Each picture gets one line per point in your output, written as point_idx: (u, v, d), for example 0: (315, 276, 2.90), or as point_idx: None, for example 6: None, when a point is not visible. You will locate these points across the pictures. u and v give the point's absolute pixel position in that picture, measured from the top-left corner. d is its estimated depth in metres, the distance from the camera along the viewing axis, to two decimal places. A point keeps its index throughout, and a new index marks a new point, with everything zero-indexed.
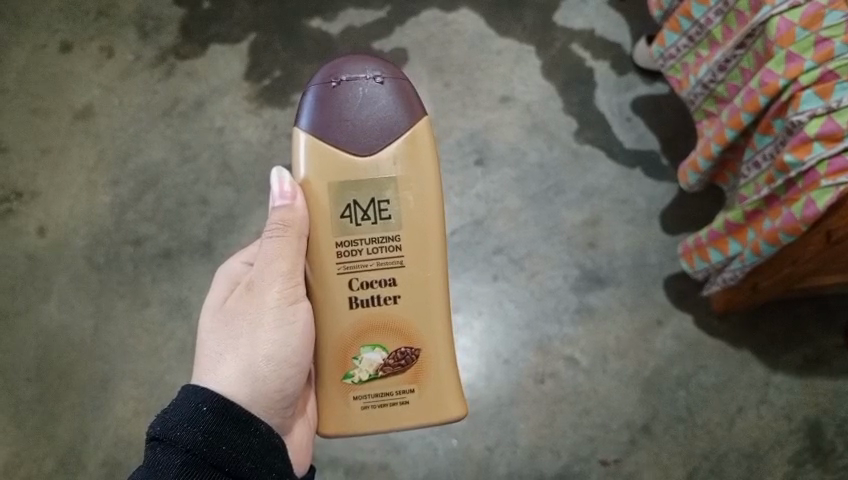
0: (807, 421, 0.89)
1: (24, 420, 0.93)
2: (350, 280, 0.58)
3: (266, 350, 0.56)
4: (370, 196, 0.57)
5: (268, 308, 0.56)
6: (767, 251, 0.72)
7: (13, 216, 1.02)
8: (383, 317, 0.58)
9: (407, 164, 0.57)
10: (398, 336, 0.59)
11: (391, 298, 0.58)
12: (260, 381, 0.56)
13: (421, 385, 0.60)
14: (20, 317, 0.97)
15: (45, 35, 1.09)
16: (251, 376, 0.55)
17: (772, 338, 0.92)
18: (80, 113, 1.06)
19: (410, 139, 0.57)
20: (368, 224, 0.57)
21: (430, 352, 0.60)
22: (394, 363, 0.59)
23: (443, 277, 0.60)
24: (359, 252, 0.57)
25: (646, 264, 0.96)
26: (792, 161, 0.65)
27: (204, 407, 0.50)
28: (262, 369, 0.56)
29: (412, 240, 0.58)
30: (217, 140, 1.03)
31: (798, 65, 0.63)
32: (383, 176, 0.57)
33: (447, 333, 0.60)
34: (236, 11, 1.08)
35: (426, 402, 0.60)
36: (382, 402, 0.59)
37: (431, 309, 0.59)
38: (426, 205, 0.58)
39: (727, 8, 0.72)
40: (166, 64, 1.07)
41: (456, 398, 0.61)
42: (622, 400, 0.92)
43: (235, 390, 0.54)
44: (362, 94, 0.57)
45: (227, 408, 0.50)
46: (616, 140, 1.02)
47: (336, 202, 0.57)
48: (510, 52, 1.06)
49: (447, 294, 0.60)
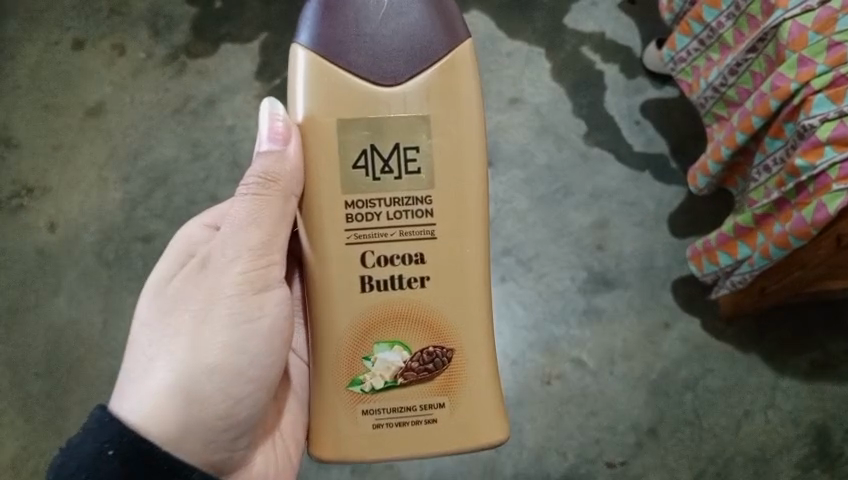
0: (814, 426, 0.89)
1: (33, 415, 0.93)
2: (365, 257, 0.55)
3: (209, 357, 0.54)
4: (395, 143, 0.54)
5: (220, 302, 0.55)
6: (776, 254, 0.73)
7: (24, 211, 1.02)
8: (406, 305, 0.56)
9: (439, 102, 0.54)
10: (424, 333, 0.56)
11: (415, 281, 0.56)
12: (199, 394, 0.54)
13: (446, 396, 0.57)
14: (31, 311, 0.98)
15: (57, 32, 1.10)
16: (186, 388, 0.54)
17: (779, 343, 0.92)
18: (92, 110, 1.06)
19: (441, 68, 0.54)
20: (390, 178, 0.54)
21: (461, 357, 0.57)
22: (417, 368, 0.56)
23: (482, 267, 0.57)
24: (377, 217, 0.55)
25: (654, 267, 0.97)
26: (803, 165, 0.66)
27: (110, 451, 0.50)
28: (202, 382, 0.54)
29: (444, 204, 0.55)
30: (228, 138, 1.03)
31: (810, 69, 0.64)
32: (411, 114, 0.54)
33: (485, 340, 0.58)
34: (248, 10, 1.09)
35: (454, 418, 0.57)
36: (399, 421, 0.56)
37: (463, 300, 0.57)
38: (463, 165, 0.55)
39: (738, 12, 0.72)
40: (177, 62, 1.08)
41: (495, 420, 0.58)
42: (629, 402, 0.92)
43: (166, 409, 0.53)
44: (386, 5, 0.53)
45: (139, 454, 0.51)
46: (625, 143, 1.02)
47: (350, 148, 0.54)
48: (520, 54, 1.07)
49: (483, 291, 0.57)
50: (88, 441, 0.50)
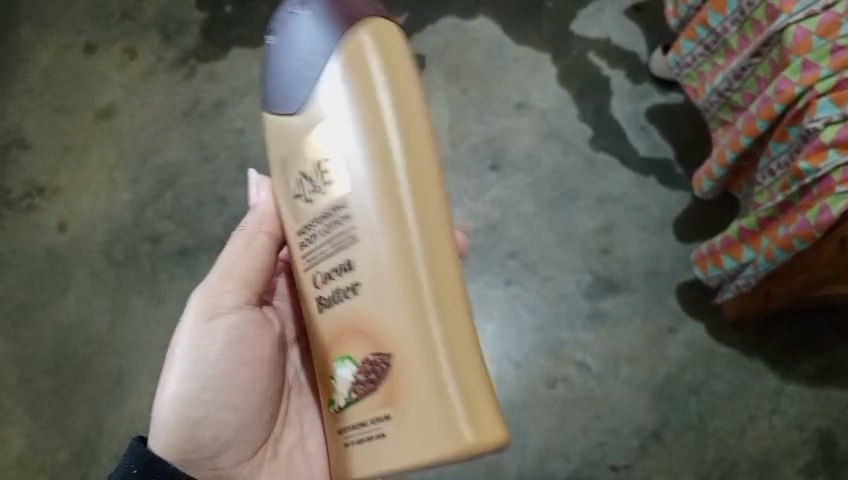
0: (819, 431, 0.89)
1: (41, 412, 0.94)
2: (312, 275, 0.50)
3: (171, 386, 0.57)
4: (319, 164, 0.48)
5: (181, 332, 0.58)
6: (781, 257, 0.73)
7: (35, 211, 1.03)
8: (344, 317, 0.48)
9: (354, 76, 0.47)
10: (364, 343, 0.47)
11: (350, 290, 0.48)
12: (168, 421, 0.56)
13: (399, 409, 0.46)
14: (40, 310, 0.99)
15: (70, 36, 1.12)
16: (159, 412, 0.57)
17: (784, 348, 0.92)
18: (103, 112, 1.08)
19: (354, 58, 0.47)
20: (321, 194, 0.49)
21: (406, 361, 0.46)
22: (365, 380, 0.47)
23: (416, 250, 0.46)
24: (316, 233, 0.49)
25: (660, 271, 0.97)
26: (807, 168, 0.66)
27: (134, 470, 0.53)
28: (166, 406, 0.56)
29: (366, 197, 0.47)
30: (236, 141, 1.04)
31: (814, 73, 0.64)
32: (329, 135, 0.48)
33: (440, 334, 0.45)
34: (257, 15, 1.10)
35: (408, 430, 0.45)
36: (363, 437, 0.48)
37: (397, 295, 0.46)
38: (384, 150, 0.46)
39: (743, 17, 0.73)
40: (187, 65, 1.09)
41: (472, 418, 0.44)
42: (633, 406, 0.92)
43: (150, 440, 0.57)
44: (292, 35, 0.49)
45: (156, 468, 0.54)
46: (631, 148, 1.02)
47: (291, 188, 0.50)
48: (526, 59, 1.08)
49: (424, 277, 0.46)
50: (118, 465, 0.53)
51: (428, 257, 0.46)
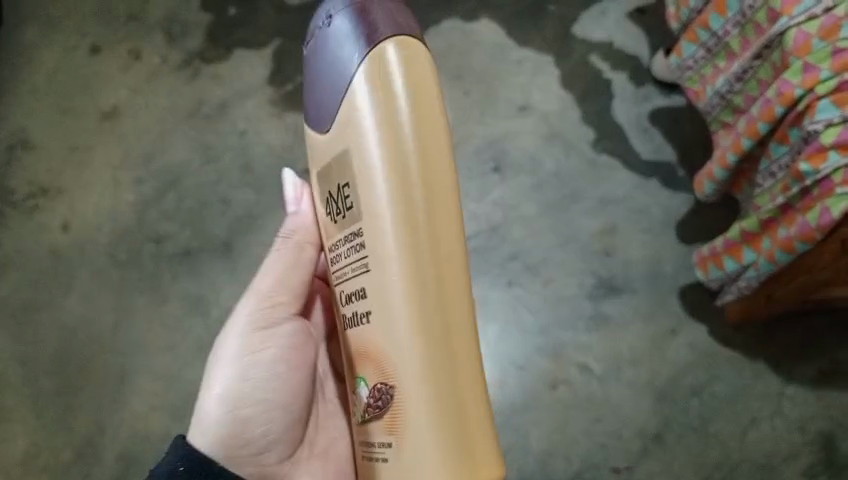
0: (821, 434, 0.89)
1: (43, 411, 0.94)
2: (340, 293, 0.51)
3: (218, 388, 0.57)
4: (338, 183, 0.49)
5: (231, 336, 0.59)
6: (782, 259, 0.73)
7: (39, 212, 1.04)
8: (361, 340, 0.48)
9: (372, 81, 0.45)
10: (374, 369, 0.47)
11: (364, 315, 0.48)
12: (219, 419, 0.57)
13: (398, 439, 0.46)
14: (43, 310, 0.99)
15: (75, 38, 1.13)
16: (208, 411, 0.57)
17: (786, 350, 0.92)
18: (107, 113, 1.08)
19: (371, 72, 0.45)
20: (343, 216, 0.49)
21: (405, 397, 0.45)
22: (374, 404, 0.48)
23: (424, 289, 0.45)
24: (340, 255, 0.50)
25: (661, 273, 0.97)
26: (807, 170, 0.66)
27: (180, 468, 0.52)
28: (217, 405, 0.57)
29: (372, 230, 0.46)
30: (240, 142, 1.05)
31: (814, 75, 0.64)
32: (341, 153, 0.48)
33: (435, 365, 0.44)
34: (261, 17, 1.11)
35: (405, 462, 0.45)
36: (371, 456, 0.49)
37: (399, 332, 0.45)
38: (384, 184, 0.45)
39: (744, 19, 0.73)
40: (192, 67, 1.10)
41: (475, 462, 0.44)
42: (634, 408, 0.92)
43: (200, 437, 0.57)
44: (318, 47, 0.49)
45: (207, 469, 0.53)
46: (633, 150, 1.03)
47: (323, 202, 0.52)
48: (529, 62, 1.08)
49: (430, 315, 0.45)
50: (164, 462, 0.52)
51: (429, 287, 0.45)
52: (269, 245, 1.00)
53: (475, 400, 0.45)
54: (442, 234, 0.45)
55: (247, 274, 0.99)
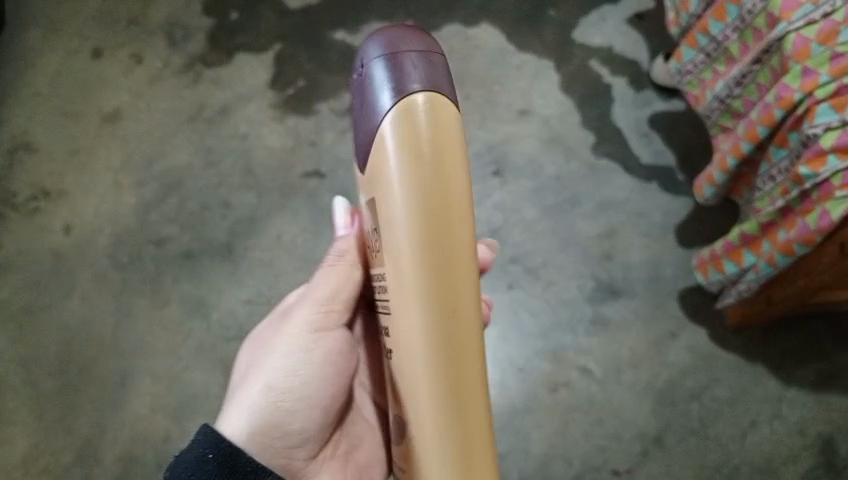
0: (820, 437, 0.89)
1: (43, 413, 0.94)
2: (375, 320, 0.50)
3: (266, 378, 0.54)
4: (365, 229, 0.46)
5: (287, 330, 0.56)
6: (782, 262, 0.73)
7: (41, 214, 1.04)
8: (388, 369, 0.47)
9: (402, 141, 0.40)
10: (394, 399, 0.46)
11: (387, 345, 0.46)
12: (260, 413, 0.53)
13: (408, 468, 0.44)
14: (44, 312, 0.99)
15: (77, 41, 1.13)
16: (251, 399, 0.54)
17: (785, 353, 0.92)
18: (109, 117, 1.09)
19: (401, 114, 0.40)
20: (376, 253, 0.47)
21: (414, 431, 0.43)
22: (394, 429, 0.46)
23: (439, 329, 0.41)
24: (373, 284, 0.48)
25: (661, 276, 0.97)
26: (807, 173, 0.66)
27: (210, 454, 0.49)
28: (261, 396, 0.54)
29: (392, 273, 0.42)
30: (241, 145, 1.06)
31: (813, 79, 0.65)
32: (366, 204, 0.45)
33: (438, 421, 0.41)
34: (263, 22, 1.12)
35: None
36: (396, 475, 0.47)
37: (411, 366, 0.42)
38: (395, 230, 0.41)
39: (743, 25, 0.73)
40: (194, 71, 1.10)
41: None
42: (634, 410, 0.92)
43: (234, 428, 0.53)
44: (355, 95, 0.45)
45: (233, 456, 0.50)
46: (633, 154, 1.03)
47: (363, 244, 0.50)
48: (529, 66, 1.09)
49: (447, 356, 0.41)
50: (190, 450, 0.49)
51: (444, 326, 0.41)
52: (270, 248, 1.00)
53: (487, 460, 0.41)
54: (464, 282, 0.41)
55: (248, 276, 0.99)
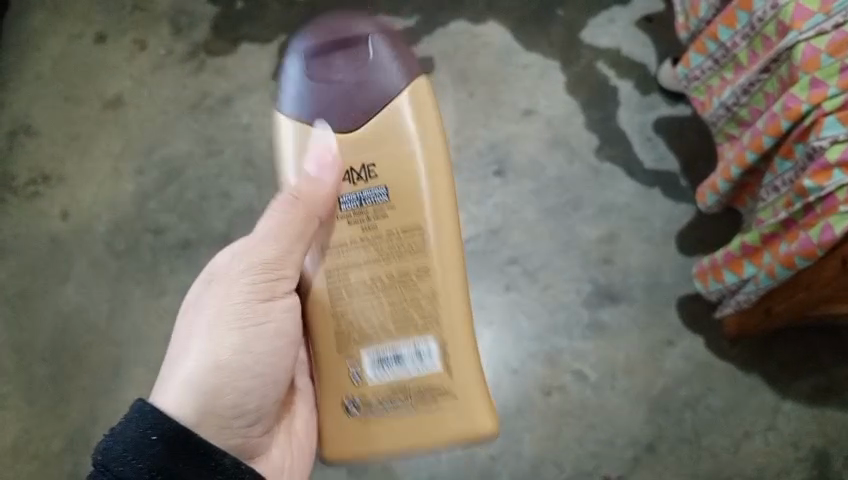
0: (814, 451, 0.89)
1: (36, 399, 0.94)
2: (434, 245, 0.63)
3: (222, 354, 0.58)
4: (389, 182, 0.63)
5: (234, 303, 0.59)
6: (782, 274, 0.72)
7: (39, 199, 1.03)
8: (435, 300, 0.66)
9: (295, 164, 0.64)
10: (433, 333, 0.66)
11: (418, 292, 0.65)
12: (203, 392, 0.57)
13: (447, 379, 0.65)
14: (39, 297, 0.98)
15: (81, 25, 1.13)
16: (201, 381, 0.57)
17: (784, 365, 0.91)
18: (110, 103, 1.08)
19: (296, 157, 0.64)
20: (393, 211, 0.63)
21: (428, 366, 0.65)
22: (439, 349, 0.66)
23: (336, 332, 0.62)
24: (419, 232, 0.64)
25: (660, 283, 0.96)
26: (811, 186, 0.65)
27: (153, 437, 0.51)
28: (211, 376, 0.57)
29: None
30: (242, 136, 1.05)
31: (822, 91, 0.64)
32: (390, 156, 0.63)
33: None
34: (268, 12, 1.11)
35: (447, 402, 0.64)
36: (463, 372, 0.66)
37: None
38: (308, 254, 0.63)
39: (753, 32, 0.72)
40: (197, 60, 1.10)
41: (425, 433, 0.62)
42: (629, 418, 0.91)
43: (175, 405, 0.56)
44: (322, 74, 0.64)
45: (181, 438, 0.52)
46: (637, 159, 1.03)
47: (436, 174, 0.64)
48: (535, 66, 1.08)
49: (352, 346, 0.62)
50: (131, 428, 0.51)
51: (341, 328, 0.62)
52: None
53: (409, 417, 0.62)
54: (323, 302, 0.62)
55: None
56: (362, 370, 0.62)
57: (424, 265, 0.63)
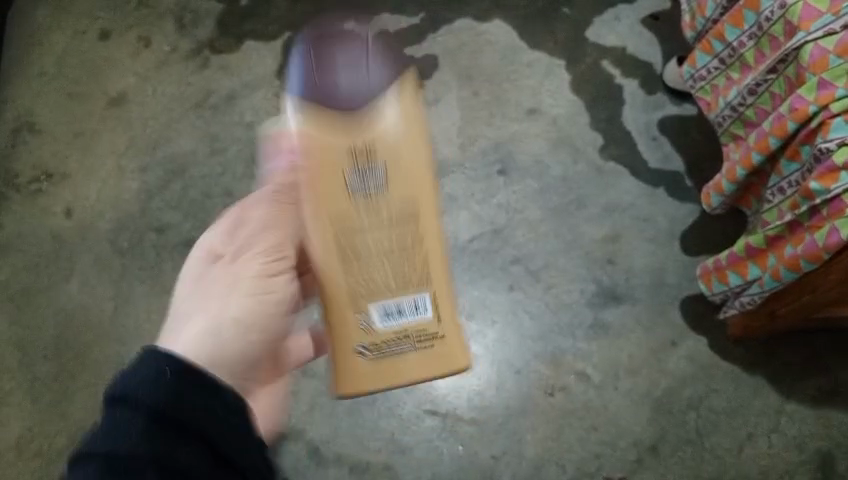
0: (817, 453, 0.88)
1: (39, 396, 0.93)
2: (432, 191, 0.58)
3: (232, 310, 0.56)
4: None
5: (242, 275, 0.58)
6: (787, 277, 0.72)
7: (43, 196, 1.03)
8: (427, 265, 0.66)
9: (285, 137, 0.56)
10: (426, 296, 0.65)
11: None
12: (210, 343, 0.55)
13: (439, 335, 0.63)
14: (42, 294, 0.98)
15: (86, 22, 1.13)
16: (209, 335, 0.55)
17: (788, 367, 0.91)
18: (114, 100, 1.09)
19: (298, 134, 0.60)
20: None
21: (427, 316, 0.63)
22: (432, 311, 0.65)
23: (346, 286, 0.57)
24: None
25: (664, 284, 0.96)
26: (817, 188, 0.65)
27: (168, 369, 0.44)
28: (226, 329, 0.56)
29: None
30: (246, 134, 1.05)
31: (830, 92, 0.63)
32: None
33: None
34: (272, 8, 1.11)
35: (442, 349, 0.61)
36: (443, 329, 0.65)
37: None
38: None
39: (760, 32, 0.72)
40: (201, 57, 1.10)
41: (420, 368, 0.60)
42: (632, 418, 0.90)
43: (182, 346, 0.54)
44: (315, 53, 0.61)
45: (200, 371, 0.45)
46: (642, 158, 1.02)
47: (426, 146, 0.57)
48: (540, 64, 1.08)
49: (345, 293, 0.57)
50: (144, 366, 0.44)
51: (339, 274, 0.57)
52: None
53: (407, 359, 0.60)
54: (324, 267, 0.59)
55: None
56: (368, 318, 0.58)
57: (410, 208, 0.57)
